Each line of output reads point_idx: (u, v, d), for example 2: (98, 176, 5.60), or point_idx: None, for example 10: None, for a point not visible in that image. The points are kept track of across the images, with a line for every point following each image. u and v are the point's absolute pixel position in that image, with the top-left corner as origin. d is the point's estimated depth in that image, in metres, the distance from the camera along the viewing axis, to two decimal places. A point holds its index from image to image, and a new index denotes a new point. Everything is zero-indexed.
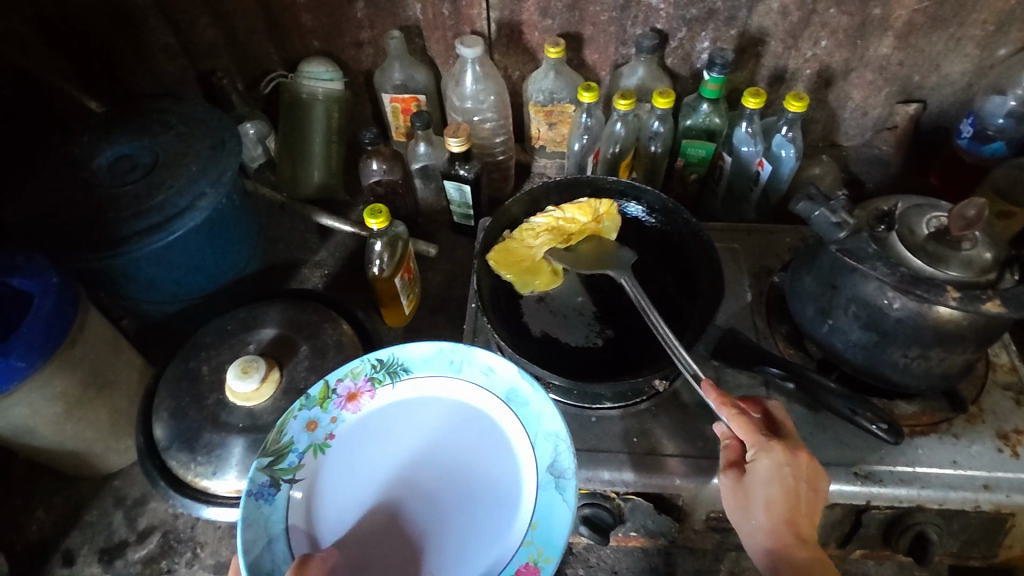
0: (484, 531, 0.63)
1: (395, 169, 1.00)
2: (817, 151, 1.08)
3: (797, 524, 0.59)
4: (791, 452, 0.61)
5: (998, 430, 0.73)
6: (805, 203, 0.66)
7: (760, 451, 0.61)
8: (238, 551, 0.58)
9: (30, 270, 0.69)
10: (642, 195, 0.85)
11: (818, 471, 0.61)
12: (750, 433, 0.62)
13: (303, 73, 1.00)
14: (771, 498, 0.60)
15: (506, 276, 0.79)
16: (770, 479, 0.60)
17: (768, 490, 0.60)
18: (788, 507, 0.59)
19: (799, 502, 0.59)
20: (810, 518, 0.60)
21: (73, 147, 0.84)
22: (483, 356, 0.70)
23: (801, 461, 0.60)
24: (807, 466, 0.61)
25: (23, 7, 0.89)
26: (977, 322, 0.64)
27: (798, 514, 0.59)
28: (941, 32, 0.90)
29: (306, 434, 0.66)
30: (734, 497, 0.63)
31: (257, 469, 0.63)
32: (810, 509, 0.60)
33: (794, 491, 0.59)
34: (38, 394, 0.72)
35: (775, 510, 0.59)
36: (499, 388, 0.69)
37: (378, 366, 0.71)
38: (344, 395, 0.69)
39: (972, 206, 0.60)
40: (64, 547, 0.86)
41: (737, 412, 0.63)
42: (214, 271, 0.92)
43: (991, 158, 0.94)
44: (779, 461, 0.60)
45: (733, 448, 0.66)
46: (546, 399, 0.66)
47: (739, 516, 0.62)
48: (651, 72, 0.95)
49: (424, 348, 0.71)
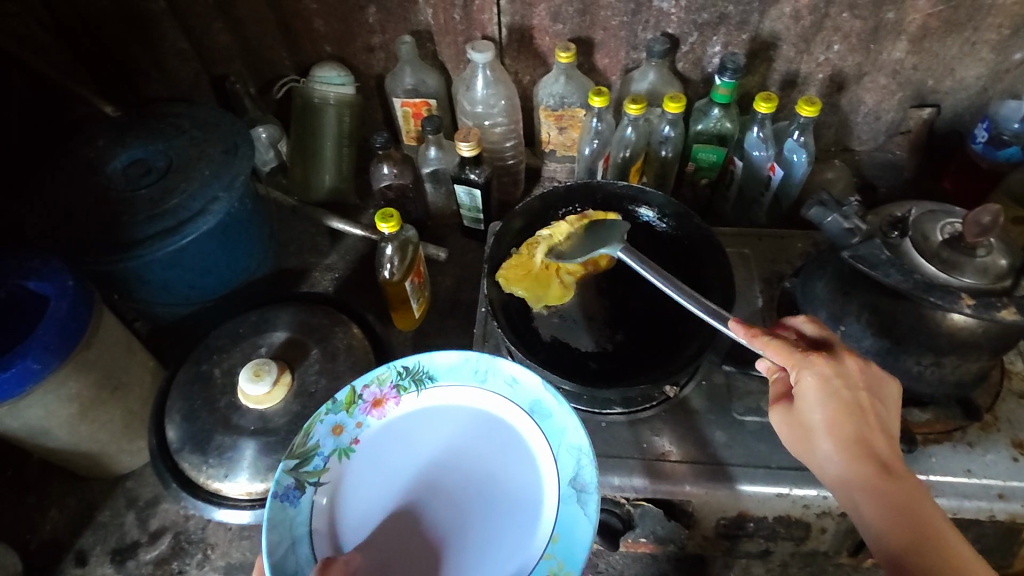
0: (505, 541, 0.63)
1: (405, 172, 1.00)
2: (829, 155, 1.08)
3: (871, 444, 0.55)
4: (837, 363, 0.57)
5: (1014, 438, 0.72)
6: (817, 208, 0.66)
7: (805, 370, 0.57)
8: (263, 552, 0.58)
9: (47, 272, 0.70)
10: (652, 199, 0.86)
11: (877, 376, 0.58)
12: (786, 355, 0.58)
13: (315, 78, 1.01)
14: (832, 420, 0.56)
15: (518, 292, 0.79)
16: (824, 398, 0.56)
17: (825, 409, 0.56)
18: (854, 425, 0.56)
19: (861, 411, 0.56)
20: (883, 433, 0.56)
21: (89, 151, 0.85)
22: (508, 366, 0.69)
23: (852, 369, 0.57)
24: (860, 374, 0.57)
25: (40, 12, 0.91)
26: (991, 331, 0.63)
27: (869, 433, 0.56)
28: (955, 36, 0.89)
29: (332, 437, 0.67)
30: (794, 431, 0.59)
31: (283, 471, 0.63)
32: (877, 421, 0.56)
33: (855, 403, 0.56)
34: (53, 396, 0.72)
35: (842, 432, 0.56)
36: (524, 400, 0.68)
37: (404, 372, 0.70)
38: (370, 401, 0.69)
39: (987, 213, 0.59)
40: (78, 547, 0.87)
41: (770, 338, 0.59)
42: (226, 273, 0.93)
43: (1005, 164, 0.92)
44: (827, 375, 0.56)
45: (781, 379, 0.62)
46: (571, 412, 0.66)
47: (804, 449, 0.59)
48: (661, 77, 0.95)
49: (449, 356, 0.71)
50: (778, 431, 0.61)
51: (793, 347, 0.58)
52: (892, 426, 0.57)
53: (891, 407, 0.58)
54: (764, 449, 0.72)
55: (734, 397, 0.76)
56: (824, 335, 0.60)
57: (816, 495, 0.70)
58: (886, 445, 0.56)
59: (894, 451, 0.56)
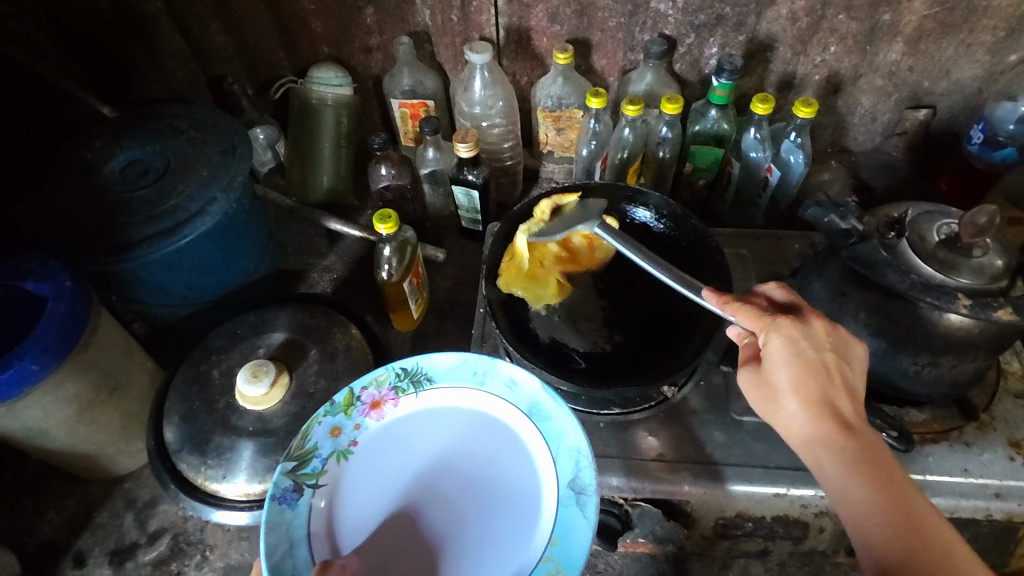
0: (502, 543, 0.63)
1: (403, 174, 1.01)
2: (825, 156, 1.08)
3: (837, 408, 0.55)
4: (802, 326, 0.57)
5: (1010, 438, 0.73)
6: (814, 210, 0.68)
7: (772, 332, 0.58)
8: (260, 554, 0.58)
9: (45, 273, 0.70)
10: (651, 200, 0.86)
11: (844, 339, 0.58)
12: (755, 319, 0.59)
13: (313, 79, 1.02)
14: (797, 380, 0.56)
15: (517, 292, 0.80)
16: (789, 357, 0.56)
17: (789, 369, 0.56)
18: (819, 384, 0.55)
19: (825, 370, 0.56)
20: (848, 395, 0.56)
21: (86, 152, 0.85)
22: (506, 368, 0.70)
23: (817, 330, 0.57)
24: (826, 335, 0.57)
25: (37, 13, 0.90)
26: (988, 331, 0.63)
27: (835, 395, 0.55)
28: (950, 37, 0.90)
29: (330, 439, 0.67)
30: (759, 393, 0.59)
31: (282, 473, 0.63)
32: (843, 381, 0.56)
33: (820, 364, 0.56)
34: (51, 397, 0.72)
35: (807, 392, 0.55)
36: (522, 402, 0.69)
37: (402, 374, 0.71)
38: (368, 403, 0.69)
39: (983, 214, 0.59)
40: (76, 548, 0.87)
41: (740, 305, 0.60)
42: (224, 275, 0.93)
43: (1002, 164, 0.92)
44: (793, 336, 0.57)
45: (752, 344, 0.62)
46: (568, 413, 0.66)
47: (771, 411, 0.58)
48: (659, 77, 0.95)
49: (447, 358, 0.71)
50: (745, 393, 0.61)
51: (762, 311, 0.59)
52: (859, 387, 0.57)
53: (858, 369, 0.58)
54: (763, 449, 0.73)
55: (732, 397, 0.77)
56: (792, 300, 0.61)
57: (814, 495, 0.70)
58: (851, 405, 0.56)
59: (859, 412, 0.56)
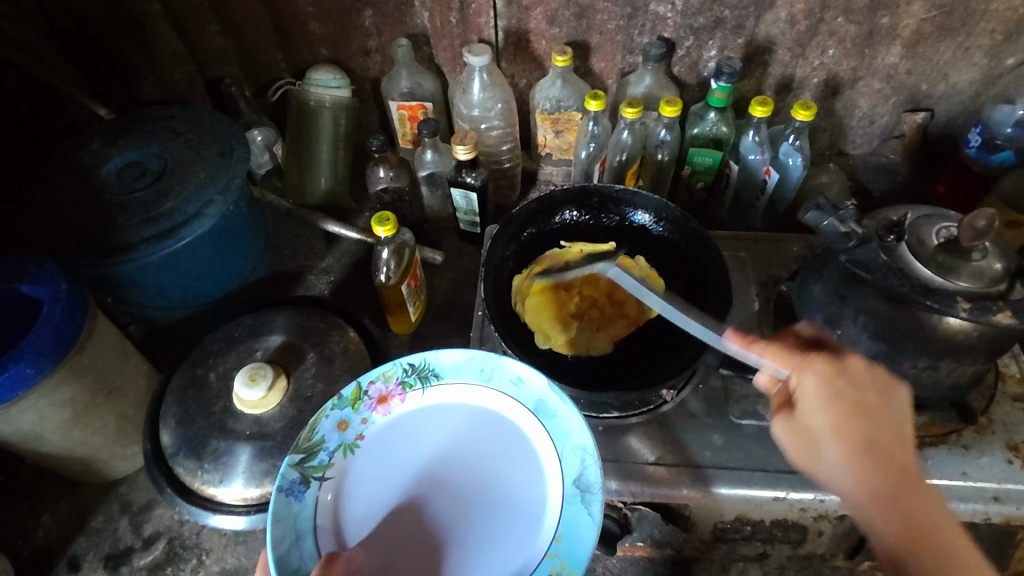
0: (508, 543, 0.62)
1: (401, 176, 1.00)
2: (824, 159, 1.08)
3: (881, 453, 0.52)
4: (836, 366, 0.55)
5: (1008, 441, 0.73)
6: (814, 212, 0.67)
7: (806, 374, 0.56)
8: (266, 545, 0.58)
9: (40, 275, 0.69)
10: (649, 204, 0.86)
11: (887, 382, 0.56)
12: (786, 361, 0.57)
13: (312, 81, 1.01)
14: (836, 424, 0.53)
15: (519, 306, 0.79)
16: (824, 399, 0.54)
17: (827, 414, 0.54)
18: (859, 426, 0.53)
19: (862, 412, 0.53)
20: (892, 437, 0.53)
21: (83, 154, 0.85)
22: (513, 366, 0.69)
23: (853, 370, 0.55)
24: (866, 376, 0.55)
25: (34, 14, 0.90)
26: (987, 335, 0.63)
27: (875, 440, 0.53)
28: (948, 41, 0.90)
29: (338, 433, 0.66)
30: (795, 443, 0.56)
31: (289, 465, 0.63)
32: (884, 424, 0.53)
33: (858, 405, 0.53)
34: (46, 401, 0.72)
35: (849, 436, 0.53)
36: (529, 399, 0.68)
37: (410, 369, 0.70)
38: (375, 398, 0.69)
39: (982, 217, 0.59)
40: (70, 552, 0.86)
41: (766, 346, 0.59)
42: (221, 277, 0.92)
43: (999, 167, 0.92)
44: (824, 378, 0.55)
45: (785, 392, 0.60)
46: (576, 412, 0.65)
47: (809, 461, 0.55)
48: (657, 81, 0.95)
49: (455, 354, 0.71)
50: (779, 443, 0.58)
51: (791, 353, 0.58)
52: (903, 431, 0.54)
53: (901, 412, 0.55)
54: (762, 453, 0.73)
55: (732, 399, 0.76)
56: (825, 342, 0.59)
57: (813, 499, 0.70)
58: (894, 448, 0.53)
59: (905, 459, 0.53)
